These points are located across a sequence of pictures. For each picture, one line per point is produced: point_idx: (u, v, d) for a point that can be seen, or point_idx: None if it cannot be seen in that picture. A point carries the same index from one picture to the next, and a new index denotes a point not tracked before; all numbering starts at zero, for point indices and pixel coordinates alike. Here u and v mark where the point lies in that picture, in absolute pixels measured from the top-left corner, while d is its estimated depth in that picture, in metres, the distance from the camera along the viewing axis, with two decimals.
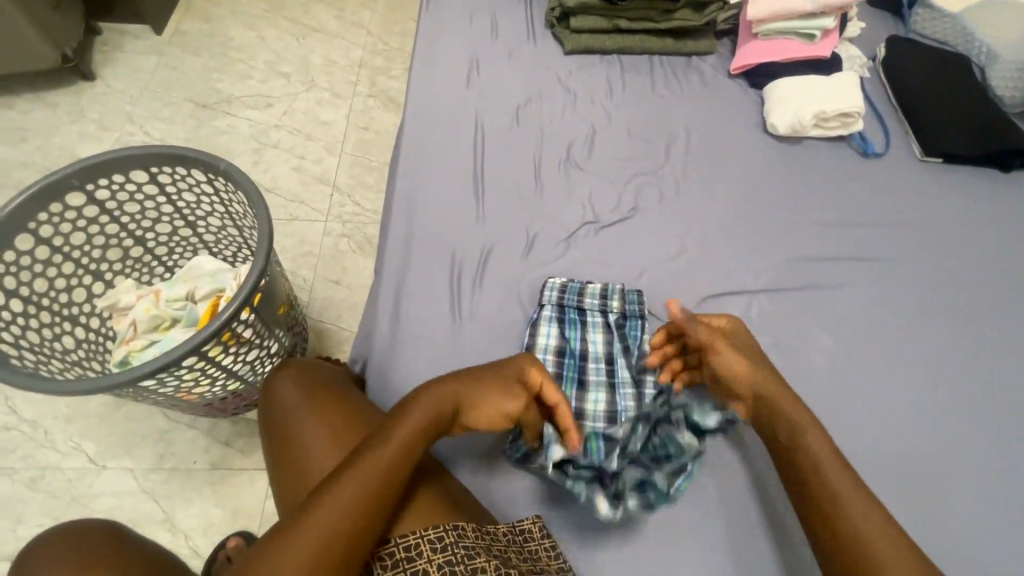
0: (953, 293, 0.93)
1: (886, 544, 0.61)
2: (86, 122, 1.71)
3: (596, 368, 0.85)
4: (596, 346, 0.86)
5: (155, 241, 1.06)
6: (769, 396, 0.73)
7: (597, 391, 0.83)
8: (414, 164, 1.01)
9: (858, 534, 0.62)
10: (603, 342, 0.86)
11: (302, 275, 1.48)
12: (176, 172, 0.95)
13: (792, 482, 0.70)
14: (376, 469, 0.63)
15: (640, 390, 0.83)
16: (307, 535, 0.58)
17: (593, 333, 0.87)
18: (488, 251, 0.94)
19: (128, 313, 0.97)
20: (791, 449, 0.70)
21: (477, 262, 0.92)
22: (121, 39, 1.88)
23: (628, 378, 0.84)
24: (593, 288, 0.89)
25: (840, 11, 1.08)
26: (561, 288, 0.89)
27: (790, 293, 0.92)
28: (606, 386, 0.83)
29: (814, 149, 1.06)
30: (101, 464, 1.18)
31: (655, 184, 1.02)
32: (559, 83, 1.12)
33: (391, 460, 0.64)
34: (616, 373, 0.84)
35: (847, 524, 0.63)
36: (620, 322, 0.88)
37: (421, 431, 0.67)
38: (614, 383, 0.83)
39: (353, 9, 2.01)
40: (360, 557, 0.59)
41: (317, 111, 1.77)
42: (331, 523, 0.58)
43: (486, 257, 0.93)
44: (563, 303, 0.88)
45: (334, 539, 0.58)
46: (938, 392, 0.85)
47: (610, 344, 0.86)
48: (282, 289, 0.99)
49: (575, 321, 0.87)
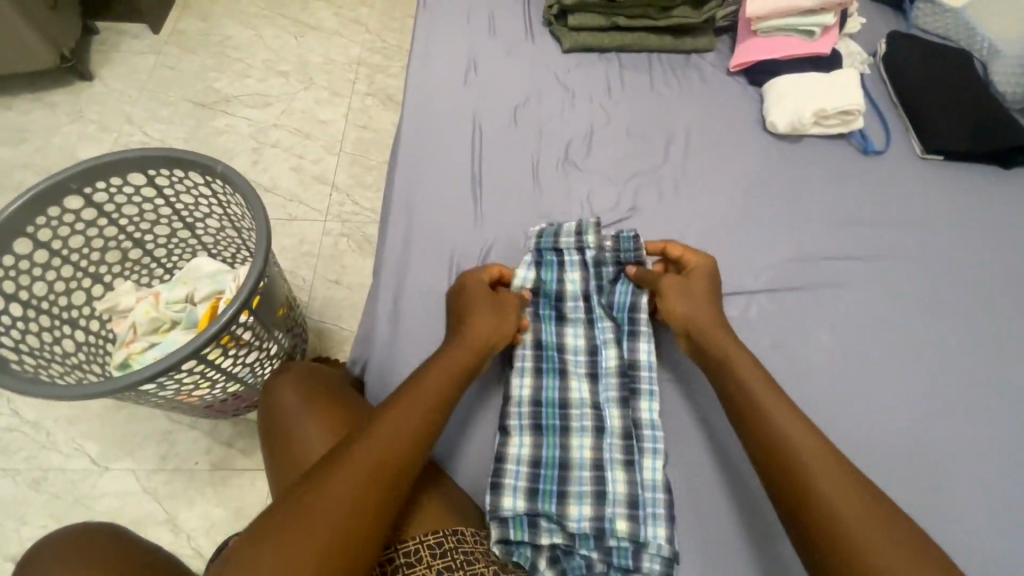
0: (954, 291, 0.92)
1: (867, 525, 0.59)
2: (85, 122, 1.71)
3: (575, 310, 0.89)
4: (573, 289, 0.90)
5: (154, 243, 1.06)
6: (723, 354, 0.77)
7: (577, 327, 0.88)
8: (410, 168, 1.00)
9: (835, 508, 0.61)
10: (580, 285, 0.90)
11: (302, 275, 1.48)
12: (175, 174, 0.95)
13: (761, 457, 0.68)
14: (398, 428, 0.66)
15: (615, 317, 0.88)
16: (335, 492, 0.59)
17: (570, 272, 0.90)
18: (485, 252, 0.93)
19: (128, 316, 0.97)
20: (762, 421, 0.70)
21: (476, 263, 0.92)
22: (118, 38, 1.87)
23: (605, 313, 0.88)
24: (565, 228, 0.92)
25: (841, 8, 1.07)
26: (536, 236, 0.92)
27: (790, 293, 0.92)
28: (585, 322, 0.88)
29: (814, 147, 1.06)
30: (104, 465, 1.19)
31: (654, 183, 1.01)
32: (558, 82, 1.11)
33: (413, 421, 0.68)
34: (594, 309, 0.89)
35: (828, 507, 0.61)
36: (593, 259, 0.91)
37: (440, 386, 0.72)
38: (593, 319, 0.88)
39: (351, 7, 2.00)
40: (370, 530, 0.59)
41: (315, 110, 1.77)
42: (361, 477, 0.61)
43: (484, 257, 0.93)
44: (538, 247, 0.92)
45: (363, 494, 0.60)
46: (939, 392, 0.85)
47: (586, 281, 0.90)
48: (282, 291, 0.99)
49: (552, 264, 0.91)
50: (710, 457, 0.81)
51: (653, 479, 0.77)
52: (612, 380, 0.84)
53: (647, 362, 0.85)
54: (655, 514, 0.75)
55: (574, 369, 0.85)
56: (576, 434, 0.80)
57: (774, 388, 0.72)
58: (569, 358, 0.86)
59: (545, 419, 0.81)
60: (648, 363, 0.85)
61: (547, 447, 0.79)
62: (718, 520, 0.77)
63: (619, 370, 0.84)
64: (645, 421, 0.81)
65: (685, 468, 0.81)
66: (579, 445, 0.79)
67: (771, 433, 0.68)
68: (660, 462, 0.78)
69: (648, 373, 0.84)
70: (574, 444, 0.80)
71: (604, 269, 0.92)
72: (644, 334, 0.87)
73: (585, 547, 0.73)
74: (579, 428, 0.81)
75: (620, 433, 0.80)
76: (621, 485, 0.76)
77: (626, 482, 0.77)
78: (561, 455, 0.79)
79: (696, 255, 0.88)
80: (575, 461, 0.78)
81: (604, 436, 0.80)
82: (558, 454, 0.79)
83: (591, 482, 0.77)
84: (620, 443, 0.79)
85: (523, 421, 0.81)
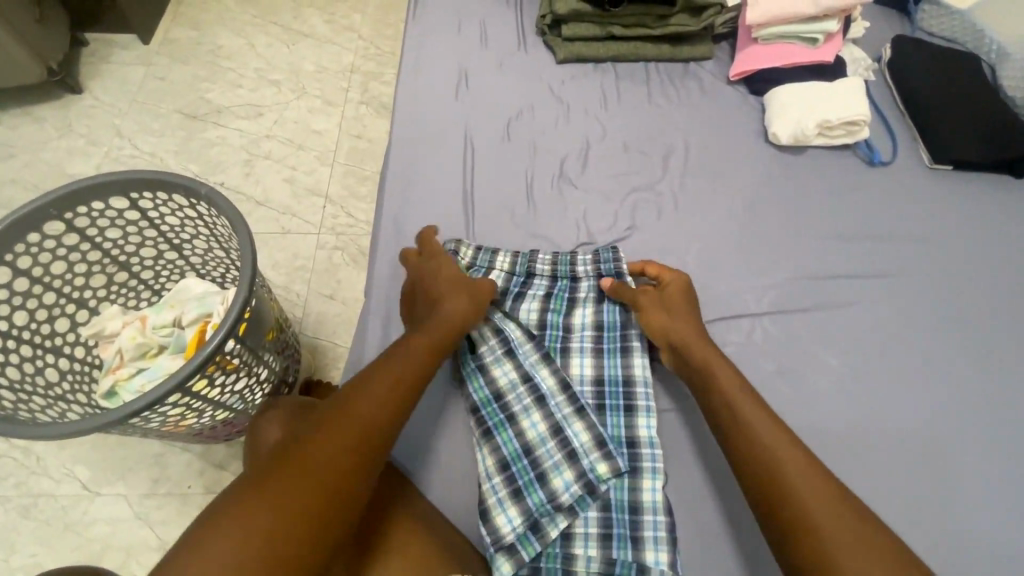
0: (965, 307, 0.90)
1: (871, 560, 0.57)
2: (75, 136, 1.68)
3: (557, 334, 0.86)
4: (554, 313, 0.88)
5: (140, 265, 1.03)
6: (711, 371, 0.75)
7: (581, 355, 0.85)
8: (401, 192, 0.97)
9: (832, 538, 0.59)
10: (556, 304, 0.88)
11: (296, 290, 1.45)
12: (158, 197, 0.92)
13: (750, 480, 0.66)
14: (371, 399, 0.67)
15: (601, 332, 0.86)
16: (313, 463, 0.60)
17: (529, 303, 0.88)
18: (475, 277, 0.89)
19: (114, 341, 0.95)
20: (750, 444, 0.67)
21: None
22: (108, 50, 1.85)
23: (519, 295, 0.89)
24: (501, 262, 0.90)
25: (845, 14, 1.04)
26: (476, 245, 0.91)
27: (793, 313, 0.88)
28: (501, 314, 0.87)
29: (818, 159, 1.02)
30: (94, 490, 1.16)
31: (653, 200, 0.98)
32: (553, 94, 1.08)
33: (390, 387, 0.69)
34: (506, 299, 0.89)
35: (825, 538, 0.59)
36: (560, 279, 0.90)
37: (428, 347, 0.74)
38: (506, 308, 0.88)
39: (344, 13, 1.97)
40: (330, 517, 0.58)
41: (308, 120, 1.74)
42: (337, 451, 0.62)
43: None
44: (513, 270, 0.90)
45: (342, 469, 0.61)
46: (953, 417, 0.82)
47: (508, 280, 0.90)
48: (271, 314, 0.96)
49: (518, 286, 0.90)
50: (713, 491, 0.79)
51: (653, 501, 0.75)
52: (552, 350, 0.85)
53: (643, 378, 0.82)
54: (657, 538, 0.73)
55: (489, 355, 0.85)
56: (523, 416, 0.81)
57: (766, 409, 0.70)
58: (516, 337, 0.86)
59: (490, 419, 0.81)
60: (644, 379, 0.82)
61: (503, 437, 0.80)
62: (721, 560, 0.75)
63: (595, 379, 0.83)
64: (643, 438, 0.79)
65: (688, 502, 0.78)
66: (532, 424, 0.80)
67: (768, 462, 0.65)
68: (660, 482, 0.76)
69: (644, 390, 0.82)
70: (527, 424, 0.80)
71: (588, 285, 0.89)
72: (636, 349, 0.84)
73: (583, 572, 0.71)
74: (524, 410, 0.81)
75: (558, 385, 0.82)
76: (584, 434, 0.79)
77: (588, 428, 0.79)
78: (522, 443, 0.79)
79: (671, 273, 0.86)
80: (535, 441, 0.79)
81: (550, 397, 0.81)
82: (518, 443, 0.79)
83: (558, 448, 0.78)
84: (562, 395, 0.81)
85: (473, 420, 0.82)
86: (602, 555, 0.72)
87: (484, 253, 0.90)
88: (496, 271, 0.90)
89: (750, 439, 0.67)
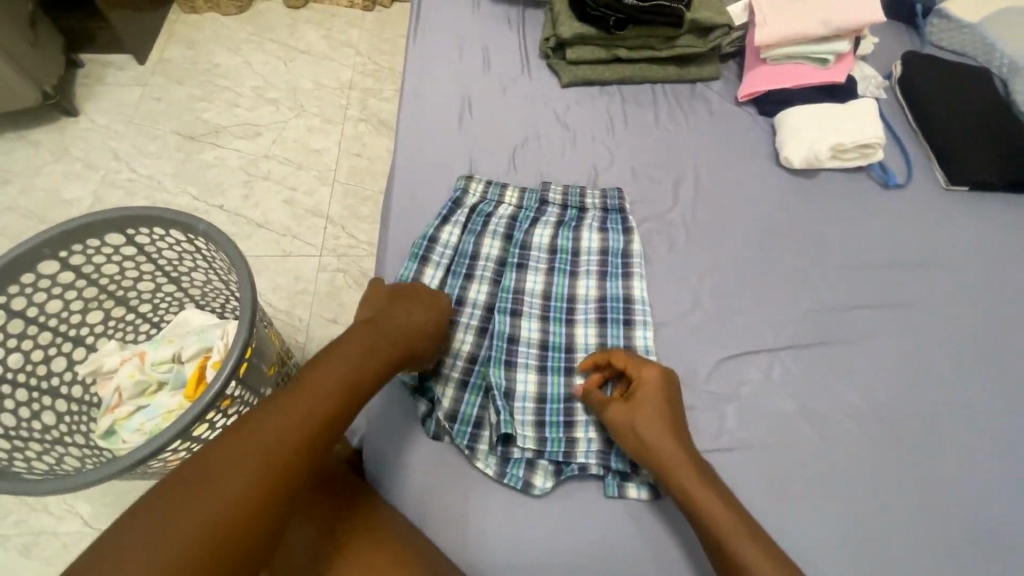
0: (988, 335, 0.88)
1: None
2: (71, 160, 1.66)
3: (567, 258, 0.90)
4: (563, 237, 0.92)
5: (138, 299, 1.01)
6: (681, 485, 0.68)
7: (588, 277, 0.89)
8: (402, 225, 0.94)
9: None
10: (566, 229, 0.93)
11: (298, 314, 1.43)
12: (154, 232, 0.90)
13: None
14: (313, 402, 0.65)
15: (606, 257, 0.91)
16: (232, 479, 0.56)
17: (542, 229, 0.92)
18: (488, 209, 0.94)
19: (112, 378, 0.93)
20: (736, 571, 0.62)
21: (471, 216, 0.93)
22: (103, 71, 1.82)
23: (526, 217, 0.94)
24: (509, 198, 0.95)
25: (855, 34, 1.03)
26: (486, 181, 0.96)
27: (812, 347, 0.86)
28: (502, 238, 0.91)
29: (830, 182, 1.00)
30: (97, 527, 1.14)
31: (664, 231, 0.95)
32: (557, 120, 1.06)
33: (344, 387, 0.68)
34: (514, 226, 0.92)
35: None
36: (570, 208, 0.95)
37: (374, 354, 0.72)
38: (509, 234, 0.92)
39: (342, 28, 1.95)
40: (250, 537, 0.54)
41: (308, 139, 1.72)
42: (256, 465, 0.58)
43: (484, 209, 0.93)
44: (524, 204, 0.95)
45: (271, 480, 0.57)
46: (979, 451, 0.80)
47: (512, 212, 0.94)
48: (272, 348, 0.94)
49: (529, 214, 0.94)
50: None
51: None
52: (562, 271, 0.89)
53: (641, 297, 0.87)
54: None
55: (482, 274, 0.88)
56: (525, 317, 0.85)
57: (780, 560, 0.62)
58: (529, 256, 0.90)
59: (492, 352, 0.82)
60: (643, 299, 0.87)
61: (494, 341, 0.82)
62: None
63: (598, 298, 0.87)
64: (641, 348, 0.83)
65: None
66: (528, 327, 0.85)
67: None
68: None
69: (642, 308, 0.86)
70: (523, 326, 0.85)
71: (589, 208, 0.95)
72: (637, 274, 0.89)
73: (583, 453, 0.76)
74: (528, 313, 0.85)
75: (542, 293, 0.87)
76: (593, 337, 0.85)
77: (581, 336, 0.85)
78: (512, 331, 0.84)
79: (644, 366, 0.76)
80: (530, 341, 0.84)
81: (546, 308, 0.86)
82: (509, 328, 0.84)
83: (537, 354, 0.83)
84: (546, 304, 0.87)
85: (470, 333, 0.84)
86: (601, 438, 0.78)
87: (495, 187, 0.96)
88: (505, 204, 0.95)
89: (736, 565, 0.62)
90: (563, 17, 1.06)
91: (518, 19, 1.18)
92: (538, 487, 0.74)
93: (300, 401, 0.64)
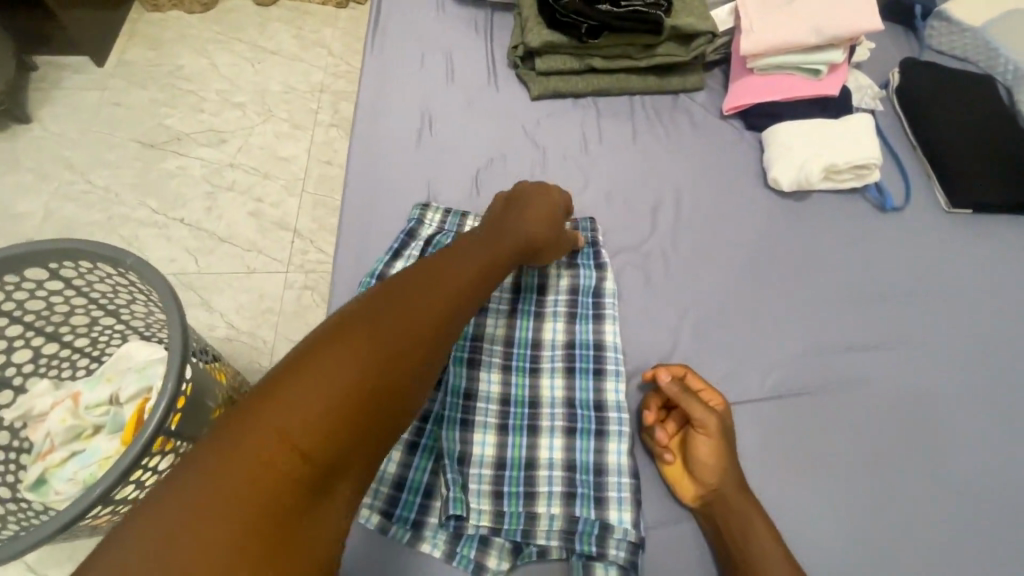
0: (993, 374, 0.81)
1: None
2: (23, 170, 1.56)
3: (532, 298, 0.83)
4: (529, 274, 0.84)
5: (74, 333, 0.93)
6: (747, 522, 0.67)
7: (555, 320, 0.82)
8: (356, 255, 0.86)
9: None
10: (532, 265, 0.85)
11: (262, 336, 1.35)
12: (82, 265, 0.81)
13: None
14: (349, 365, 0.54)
15: (576, 296, 0.83)
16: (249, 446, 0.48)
17: None
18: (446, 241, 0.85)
19: (43, 423, 0.85)
20: None
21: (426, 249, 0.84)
22: (59, 74, 1.72)
23: None
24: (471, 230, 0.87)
25: (849, 42, 0.96)
26: (445, 210, 0.89)
27: (802, 393, 0.79)
28: None
29: (822, 204, 0.93)
30: (42, 572, 1.06)
31: (641, 265, 0.88)
32: (526, 137, 0.98)
33: (398, 341, 0.58)
34: None
35: None
36: None
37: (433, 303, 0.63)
38: None
39: (314, 27, 1.85)
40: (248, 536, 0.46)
41: (276, 145, 1.63)
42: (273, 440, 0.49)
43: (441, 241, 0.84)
44: None
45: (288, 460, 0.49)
46: (983, 502, 0.73)
47: None
48: (218, 388, 0.86)
49: None
50: None
51: (618, 464, 0.73)
52: (526, 313, 0.82)
53: (613, 344, 0.80)
54: (621, 498, 0.71)
55: None
56: (484, 367, 0.78)
57: None
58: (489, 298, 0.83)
59: (446, 410, 0.75)
60: (615, 345, 0.80)
61: (448, 398, 0.75)
62: None
63: (566, 343, 0.80)
64: (611, 402, 0.76)
65: None
66: (487, 379, 0.78)
67: None
68: (626, 444, 0.74)
69: (614, 355, 0.79)
70: (482, 378, 0.78)
71: None
72: (609, 316, 0.82)
73: (544, 533, 0.69)
74: (487, 363, 0.79)
75: (503, 340, 0.80)
76: (560, 390, 0.77)
77: (546, 388, 0.78)
78: (468, 385, 0.77)
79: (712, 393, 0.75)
80: (488, 396, 0.77)
81: (507, 356, 0.80)
82: (464, 382, 0.77)
83: (496, 411, 0.76)
84: (508, 351, 0.80)
85: None
86: (565, 514, 0.70)
87: (454, 218, 0.88)
88: None
89: None
90: (532, 24, 0.98)
91: (487, 24, 1.10)
92: (491, 569, 0.67)
93: (340, 360, 0.54)
